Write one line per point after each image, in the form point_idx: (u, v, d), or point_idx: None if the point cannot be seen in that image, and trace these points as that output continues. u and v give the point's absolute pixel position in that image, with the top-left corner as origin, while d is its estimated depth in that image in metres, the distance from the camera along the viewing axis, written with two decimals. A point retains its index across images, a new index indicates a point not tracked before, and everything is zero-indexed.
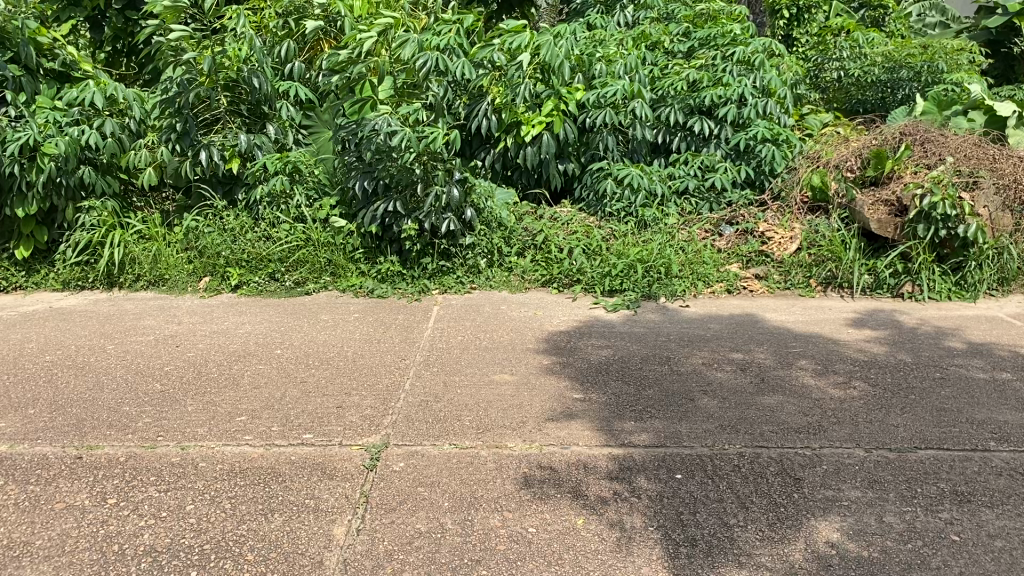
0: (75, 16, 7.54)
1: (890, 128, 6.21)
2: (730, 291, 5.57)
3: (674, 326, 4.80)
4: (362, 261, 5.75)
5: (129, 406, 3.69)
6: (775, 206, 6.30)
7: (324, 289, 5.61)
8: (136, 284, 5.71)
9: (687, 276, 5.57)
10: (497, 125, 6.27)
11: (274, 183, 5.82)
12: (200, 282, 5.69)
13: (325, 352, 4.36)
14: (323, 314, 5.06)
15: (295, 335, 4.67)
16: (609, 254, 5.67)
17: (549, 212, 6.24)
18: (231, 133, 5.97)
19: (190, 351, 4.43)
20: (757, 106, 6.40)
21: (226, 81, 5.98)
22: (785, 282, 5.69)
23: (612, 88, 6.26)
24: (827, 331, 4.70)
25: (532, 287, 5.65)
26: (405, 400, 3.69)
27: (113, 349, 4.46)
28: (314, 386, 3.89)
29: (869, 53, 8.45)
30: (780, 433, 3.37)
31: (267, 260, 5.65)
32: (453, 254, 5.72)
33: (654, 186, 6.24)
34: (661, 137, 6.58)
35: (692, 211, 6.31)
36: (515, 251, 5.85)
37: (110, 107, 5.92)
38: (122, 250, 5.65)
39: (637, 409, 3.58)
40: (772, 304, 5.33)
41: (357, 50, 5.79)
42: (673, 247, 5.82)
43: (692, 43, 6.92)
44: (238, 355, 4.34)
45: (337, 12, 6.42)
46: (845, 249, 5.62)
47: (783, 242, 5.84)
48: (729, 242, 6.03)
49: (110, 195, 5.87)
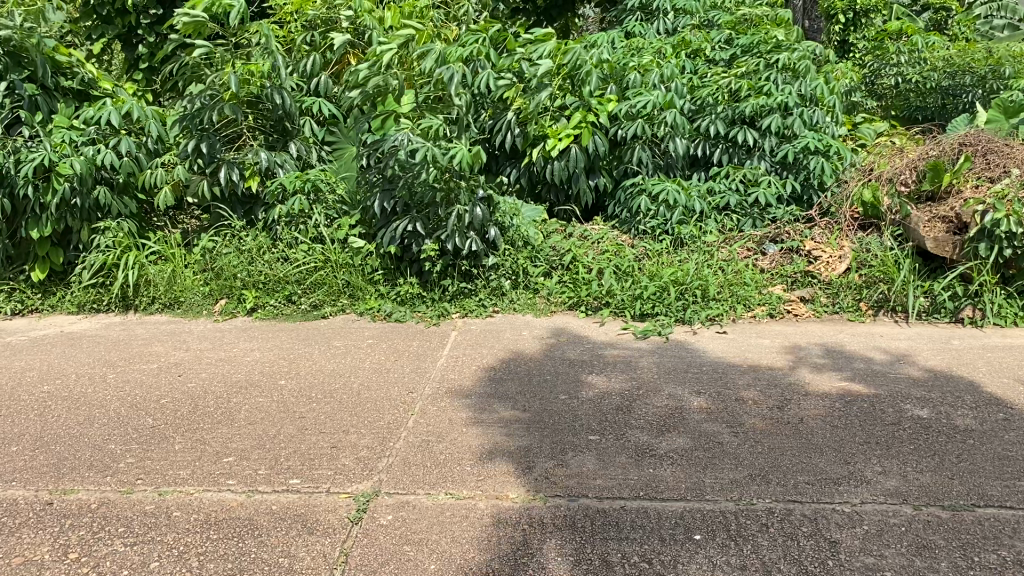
0: (106, 34, 7.42)
1: (949, 139, 5.74)
2: (773, 315, 5.15)
3: (709, 355, 4.43)
4: (381, 283, 5.48)
5: (114, 444, 3.48)
6: (823, 223, 5.86)
7: (341, 312, 5.37)
8: (151, 306, 5.55)
9: (726, 299, 5.20)
10: (522, 138, 6.03)
11: (293, 203, 5.61)
12: (216, 304, 5.50)
13: (331, 384, 4.11)
14: (336, 340, 4.82)
15: (303, 363, 4.43)
16: (641, 274, 5.34)
17: (579, 230, 5.94)
18: (252, 151, 5.79)
19: (191, 381, 4.21)
20: (803, 115, 6.07)
21: (248, 98, 5.81)
22: (833, 306, 5.24)
23: (645, 98, 5.93)
24: (876, 363, 4.29)
25: (559, 310, 5.33)
26: (405, 440, 3.41)
27: (113, 378, 4.27)
28: (311, 422, 3.63)
29: (927, 57, 8.06)
30: (817, 485, 3.00)
31: (284, 282, 5.44)
32: (475, 276, 5.46)
33: (692, 203, 5.88)
34: (700, 149, 6.23)
35: (733, 228, 5.93)
36: (541, 272, 5.54)
37: (129, 126, 5.81)
38: (137, 273, 5.49)
39: (657, 454, 3.24)
40: (818, 330, 4.92)
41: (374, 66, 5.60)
42: (711, 267, 5.44)
43: (735, 50, 6.58)
44: (240, 386, 4.11)
45: (365, 25, 6.23)
46: (898, 269, 5.20)
47: (832, 262, 5.44)
48: (773, 262, 5.62)
49: (126, 216, 5.73)
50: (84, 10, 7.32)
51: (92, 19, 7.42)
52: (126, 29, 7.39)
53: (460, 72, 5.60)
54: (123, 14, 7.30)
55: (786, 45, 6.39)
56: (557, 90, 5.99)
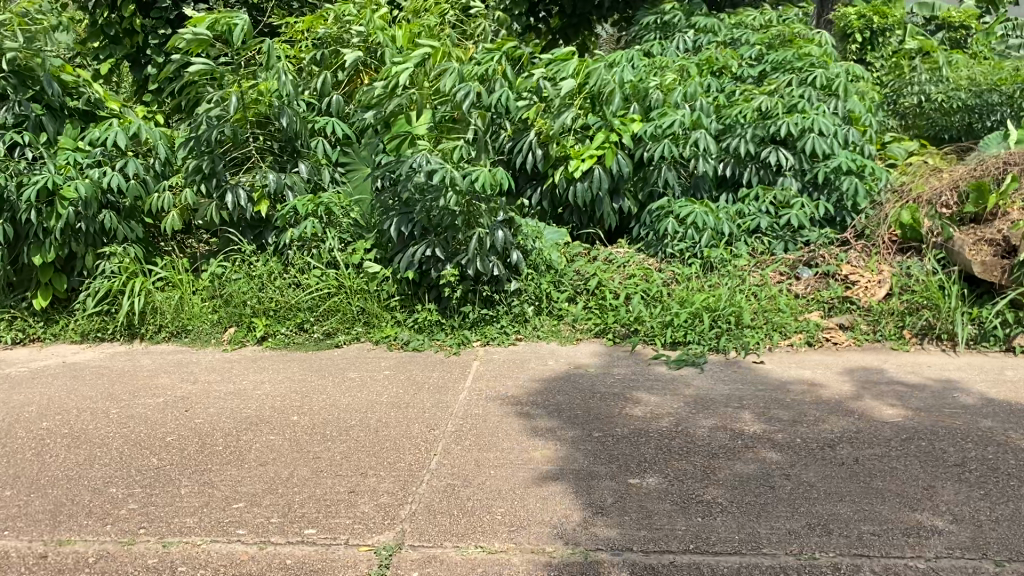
0: (114, 55, 7.29)
1: (992, 157, 5.52)
2: (811, 343, 4.88)
3: (749, 386, 4.14)
4: (398, 310, 5.23)
5: (115, 487, 3.22)
6: (859, 245, 5.60)
7: (356, 341, 5.15)
8: (158, 335, 5.31)
9: (761, 325, 4.94)
10: (543, 159, 5.81)
11: (305, 227, 5.39)
12: (225, 332, 5.26)
13: (346, 421, 3.84)
14: (350, 371, 4.57)
15: (316, 397, 4.17)
16: (670, 300, 5.08)
17: (603, 253, 5.70)
18: (260, 172, 5.61)
19: (199, 417, 3.95)
20: (839, 135, 5.81)
21: (256, 118, 5.61)
22: (875, 334, 4.96)
23: (670, 119, 5.73)
24: (928, 393, 4.00)
25: (584, 338, 5.08)
26: (428, 484, 3.15)
27: (116, 414, 4.02)
28: (327, 464, 3.37)
29: (950, 77, 7.80)
30: (884, 536, 2.72)
31: (296, 309, 5.21)
32: (496, 302, 5.20)
33: (721, 225, 5.64)
34: (730, 170, 5.99)
35: (765, 251, 5.66)
36: (566, 298, 5.29)
37: (136, 148, 5.61)
38: (143, 300, 5.26)
39: (703, 500, 2.97)
40: (861, 360, 4.63)
41: (389, 85, 5.40)
42: (744, 293, 5.17)
43: (765, 67, 6.43)
44: (250, 423, 3.86)
45: (378, 42, 6.03)
46: (943, 296, 4.92)
47: (871, 287, 5.19)
48: (808, 287, 5.33)
49: (133, 241, 5.51)
50: (92, 31, 7.20)
51: (101, 39, 7.29)
52: (134, 49, 7.26)
53: (477, 91, 5.42)
54: (131, 33, 7.20)
55: (817, 64, 6.22)
56: (578, 110, 5.87)
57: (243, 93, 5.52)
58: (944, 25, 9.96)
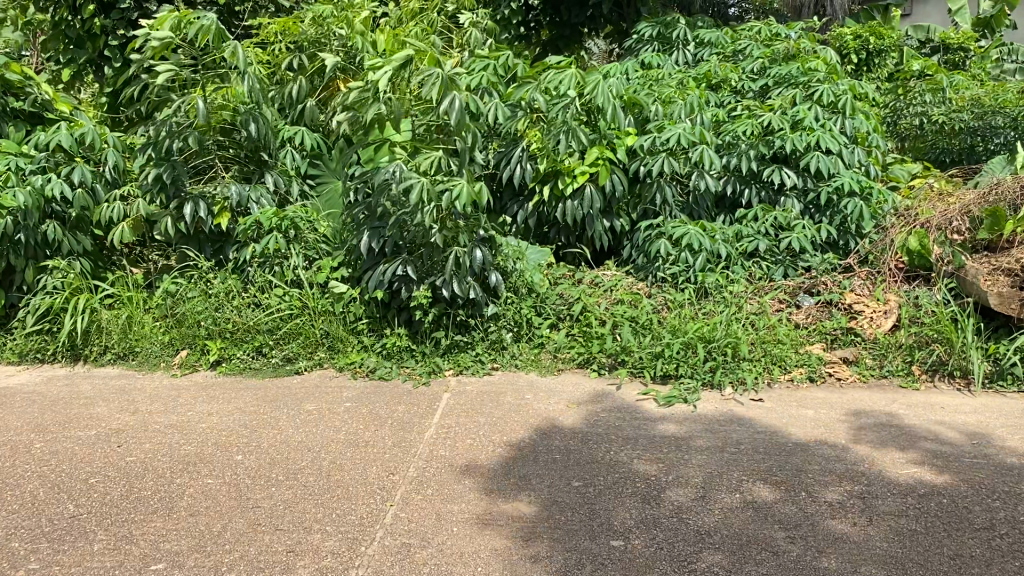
0: (76, 59, 6.97)
1: (1006, 180, 5.19)
2: (813, 378, 4.49)
3: (746, 432, 3.74)
4: (365, 334, 4.81)
5: (18, 541, 2.78)
6: (863, 272, 5.26)
7: (318, 367, 4.72)
8: (103, 357, 4.88)
9: (759, 359, 4.55)
10: (532, 175, 5.42)
11: (268, 242, 4.95)
12: (176, 355, 4.84)
13: (295, 462, 3.41)
14: (307, 403, 4.13)
15: (265, 433, 3.74)
16: (661, 329, 4.70)
17: (589, 276, 5.33)
18: (223, 184, 5.18)
19: (130, 456, 3.52)
20: (843, 156, 5.54)
21: (221, 125, 5.22)
22: (881, 369, 4.58)
23: (671, 132, 5.45)
24: (944, 443, 3.61)
25: (565, 368, 4.69)
26: (380, 544, 2.73)
27: (38, 449, 3.57)
28: (267, 515, 2.94)
29: (953, 99, 7.43)
30: None
31: (254, 332, 4.78)
32: (472, 327, 4.79)
33: (718, 247, 5.25)
34: (728, 186, 5.72)
35: (763, 276, 5.29)
36: (548, 324, 4.91)
37: (86, 154, 5.21)
38: (87, 319, 4.82)
39: (698, 569, 2.56)
40: (868, 400, 4.24)
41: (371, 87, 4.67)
42: (742, 322, 4.79)
43: (766, 80, 6.12)
44: (187, 463, 3.43)
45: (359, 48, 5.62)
46: (957, 329, 4.54)
47: (876, 318, 4.85)
48: (809, 316, 4.97)
49: (79, 254, 5.10)
50: (53, 33, 6.91)
51: (63, 43, 6.97)
52: (97, 54, 6.96)
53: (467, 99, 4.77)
54: (94, 37, 6.89)
55: (822, 79, 5.97)
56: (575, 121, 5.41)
57: (207, 97, 5.09)
58: (942, 46, 9.55)
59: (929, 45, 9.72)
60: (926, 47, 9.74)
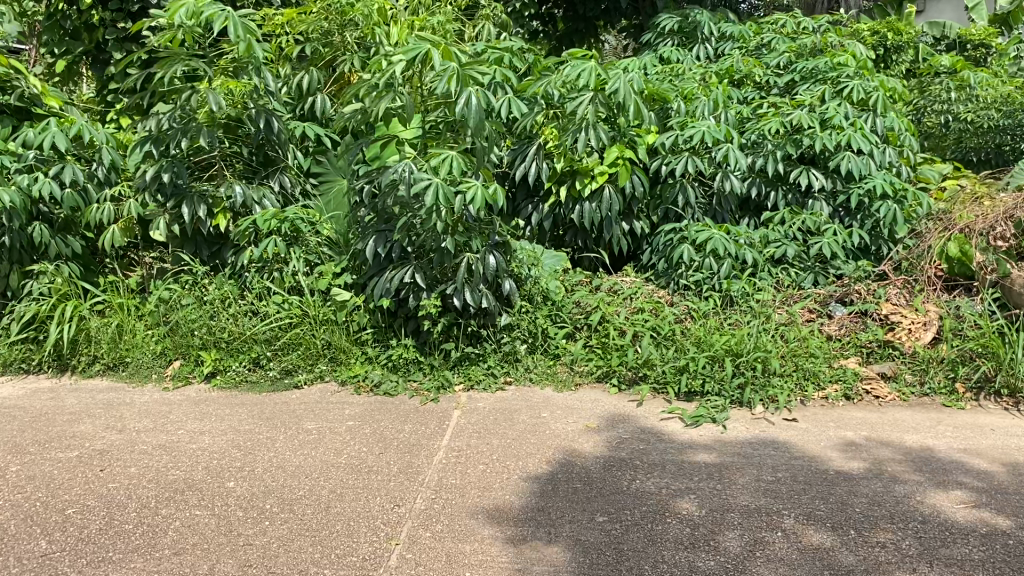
0: (72, 51, 6.69)
1: None
2: (849, 396, 4.19)
3: (782, 458, 3.45)
4: (370, 344, 4.52)
5: None
6: (900, 280, 4.94)
7: (320, 380, 4.44)
8: (91, 368, 4.60)
9: (791, 375, 4.24)
10: (548, 174, 5.13)
11: (266, 246, 4.64)
12: (170, 366, 4.56)
13: (291, 491, 3.12)
14: (306, 422, 3.84)
15: (261, 455, 3.46)
16: (685, 340, 4.39)
17: (607, 283, 5.04)
18: (225, 183, 4.86)
19: (113, 481, 3.23)
20: (875, 157, 5.26)
21: (228, 120, 4.87)
22: (921, 386, 4.28)
23: (693, 129, 5.16)
24: (1000, 472, 3.31)
25: (584, 382, 4.41)
26: None
27: (14, 474, 3.29)
28: (258, 556, 2.65)
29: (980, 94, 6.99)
30: None
31: (251, 342, 4.49)
32: (483, 338, 4.51)
33: (743, 253, 4.94)
34: (754, 189, 5.39)
35: (792, 284, 4.99)
36: (565, 334, 4.62)
37: (77, 151, 4.91)
38: (74, 327, 4.55)
39: None
40: (910, 420, 3.94)
41: (383, 80, 4.26)
42: (771, 334, 4.49)
43: (793, 75, 5.86)
44: (174, 490, 3.14)
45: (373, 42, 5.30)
46: (1005, 344, 4.22)
47: (915, 330, 4.52)
48: (842, 327, 4.65)
49: (68, 258, 4.82)
50: (48, 24, 6.63)
51: (58, 35, 6.71)
52: (94, 45, 6.69)
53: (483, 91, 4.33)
54: (92, 29, 6.63)
55: (852, 74, 5.61)
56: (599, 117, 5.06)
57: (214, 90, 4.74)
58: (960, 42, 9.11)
59: (943, 42, 9.21)
60: (940, 44, 9.20)
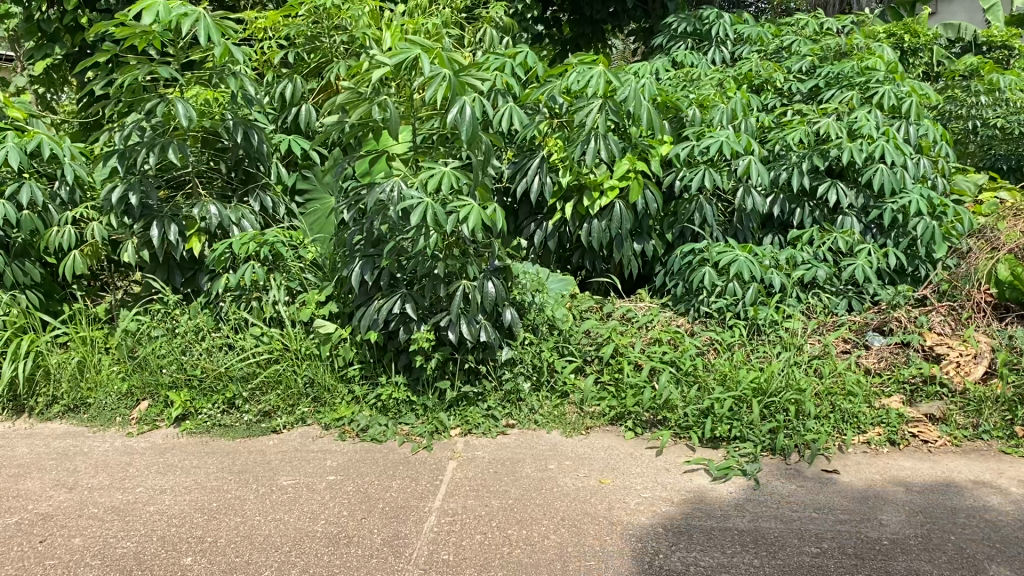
0: (52, 55, 6.26)
1: None
2: (894, 442, 3.71)
3: (826, 524, 2.98)
4: (357, 381, 4.09)
5: None
6: (942, 305, 4.49)
7: (301, 423, 3.99)
8: (50, 409, 4.17)
9: (828, 417, 3.76)
10: (553, 190, 4.69)
11: (244, 273, 4.19)
12: (136, 407, 4.12)
13: (256, 570, 2.68)
14: (282, 477, 3.40)
15: (226, 522, 3.01)
16: (709, 378, 3.93)
17: (619, 309, 4.59)
18: (198, 204, 4.43)
19: (51, 557, 2.78)
20: (910, 169, 4.77)
21: (203, 133, 4.43)
22: (975, 429, 3.79)
23: (712, 139, 4.64)
24: None
25: (595, 425, 3.94)
26: None
27: None
28: None
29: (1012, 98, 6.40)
30: None
31: (226, 379, 4.05)
32: (482, 374, 4.06)
33: (770, 276, 4.47)
34: (779, 206, 4.93)
35: (825, 310, 4.52)
36: (573, 369, 4.17)
37: (38, 169, 4.48)
38: (30, 364, 4.12)
39: None
40: (967, 472, 3.46)
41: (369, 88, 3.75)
42: (804, 369, 4.01)
43: (817, 81, 5.36)
44: (120, 569, 2.70)
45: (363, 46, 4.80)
46: None
47: (965, 364, 4.05)
48: (881, 360, 4.21)
49: (27, 286, 4.39)
50: (25, 27, 6.21)
51: (37, 37, 6.29)
52: (76, 48, 6.27)
53: (480, 100, 3.84)
54: (74, 31, 6.21)
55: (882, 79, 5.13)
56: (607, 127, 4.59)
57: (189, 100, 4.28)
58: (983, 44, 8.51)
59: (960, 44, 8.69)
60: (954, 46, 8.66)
